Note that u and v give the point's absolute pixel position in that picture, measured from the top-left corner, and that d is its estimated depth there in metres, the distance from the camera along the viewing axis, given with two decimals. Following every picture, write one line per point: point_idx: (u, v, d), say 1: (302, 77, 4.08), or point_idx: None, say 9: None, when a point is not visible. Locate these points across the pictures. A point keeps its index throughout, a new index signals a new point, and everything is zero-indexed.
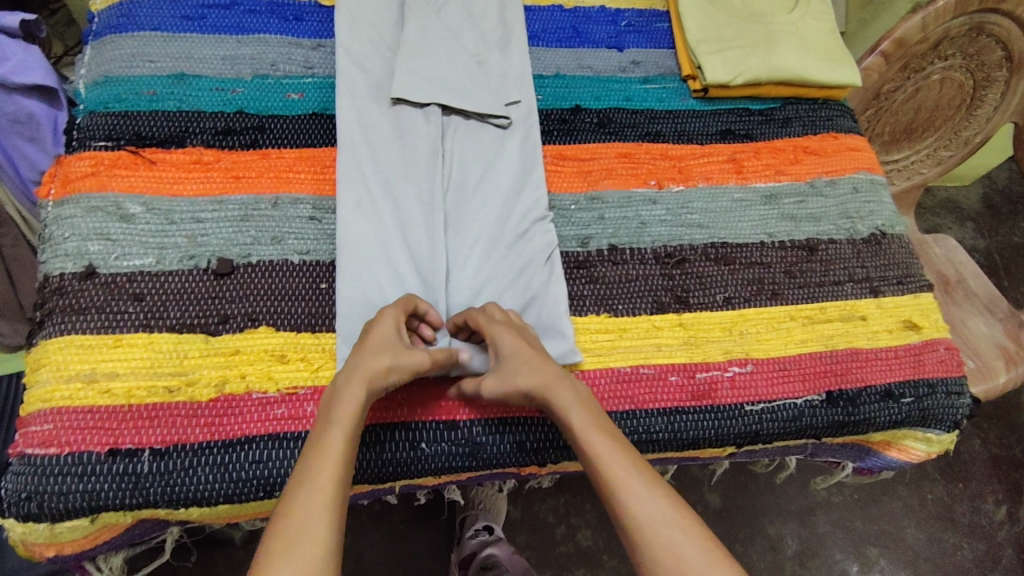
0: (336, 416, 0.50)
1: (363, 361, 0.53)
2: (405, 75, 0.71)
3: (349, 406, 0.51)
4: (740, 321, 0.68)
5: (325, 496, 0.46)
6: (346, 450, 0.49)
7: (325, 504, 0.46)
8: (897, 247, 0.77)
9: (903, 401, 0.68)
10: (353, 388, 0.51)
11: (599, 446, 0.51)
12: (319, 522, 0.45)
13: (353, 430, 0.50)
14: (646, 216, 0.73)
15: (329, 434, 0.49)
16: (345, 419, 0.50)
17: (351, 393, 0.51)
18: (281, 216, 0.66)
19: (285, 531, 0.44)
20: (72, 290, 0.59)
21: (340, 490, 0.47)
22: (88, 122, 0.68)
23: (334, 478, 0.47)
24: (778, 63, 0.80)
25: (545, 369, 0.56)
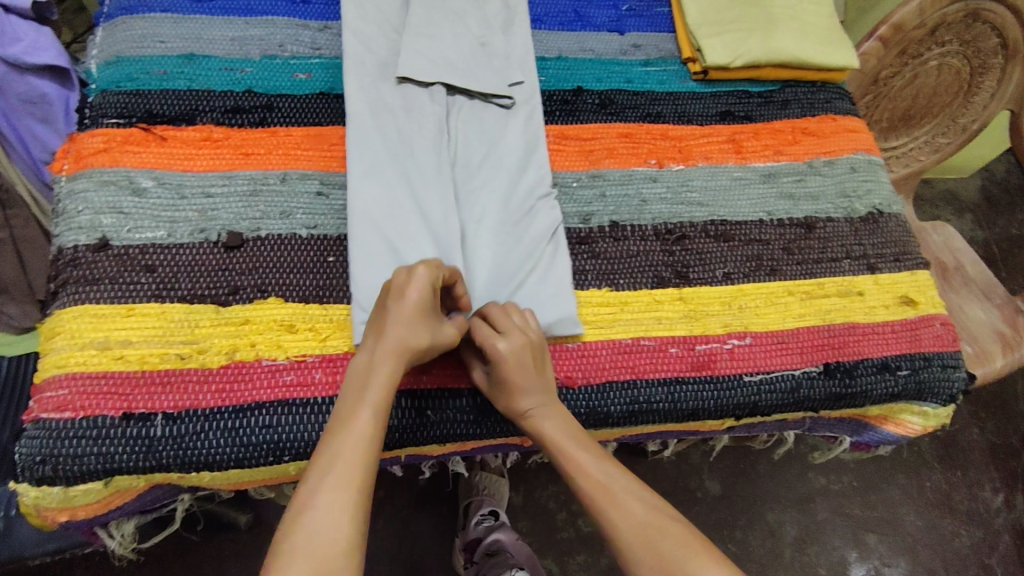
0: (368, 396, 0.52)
1: (395, 336, 0.54)
2: (411, 55, 0.73)
3: (378, 387, 0.53)
4: (740, 296, 0.70)
5: (349, 483, 0.49)
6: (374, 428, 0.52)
7: (349, 490, 0.49)
8: (893, 226, 0.78)
9: (900, 373, 0.69)
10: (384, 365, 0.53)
11: (581, 460, 0.56)
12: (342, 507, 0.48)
13: (381, 412, 0.52)
14: (647, 194, 0.74)
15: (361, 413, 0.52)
16: (375, 400, 0.52)
17: (386, 367, 0.53)
18: (289, 191, 0.67)
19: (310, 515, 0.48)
20: (85, 261, 0.61)
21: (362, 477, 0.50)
22: (99, 101, 0.69)
23: (355, 463, 0.50)
24: (777, 46, 0.81)
25: (538, 384, 0.58)
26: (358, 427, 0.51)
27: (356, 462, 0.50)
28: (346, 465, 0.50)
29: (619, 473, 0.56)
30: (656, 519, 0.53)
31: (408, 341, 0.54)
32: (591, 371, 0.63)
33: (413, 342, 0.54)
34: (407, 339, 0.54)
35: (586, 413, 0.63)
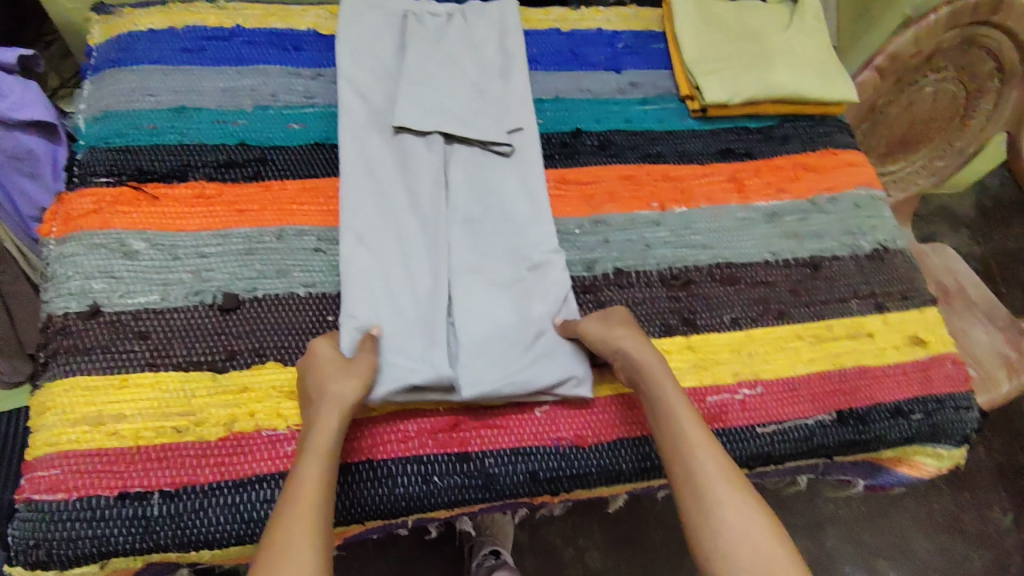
0: (311, 447, 0.51)
1: (326, 390, 0.54)
2: (406, 104, 0.72)
3: (325, 436, 0.52)
4: (749, 342, 0.68)
5: (305, 528, 0.48)
6: (324, 478, 0.51)
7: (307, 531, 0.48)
8: (899, 262, 0.77)
9: (914, 417, 0.68)
10: (326, 415, 0.53)
11: (681, 412, 0.56)
12: (301, 550, 0.47)
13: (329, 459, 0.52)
14: (651, 238, 0.73)
15: (305, 463, 0.51)
16: (320, 449, 0.52)
17: (326, 421, 0.53)
18: (286, 248, 0.65)
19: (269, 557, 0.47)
20: (76, 330, 0.59)
21: (319, 518, 0.49)
22: (88, 158, 0.67)
23: (312, 505, 0.49)
24: (776, 82, 0.80)
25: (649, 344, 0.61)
26: (308, 478, 0.50)
27: (307, 507, 0.49)
28: (299, 511, 0.48)
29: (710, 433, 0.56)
30: (731, 483, 0.53)
31: (323, 383, 0.55)
32: (601, 429, 0.62)
33: (326, 379, 0.55)
34: (318, 382, 0.55)
35: (597, 471, 0.61)
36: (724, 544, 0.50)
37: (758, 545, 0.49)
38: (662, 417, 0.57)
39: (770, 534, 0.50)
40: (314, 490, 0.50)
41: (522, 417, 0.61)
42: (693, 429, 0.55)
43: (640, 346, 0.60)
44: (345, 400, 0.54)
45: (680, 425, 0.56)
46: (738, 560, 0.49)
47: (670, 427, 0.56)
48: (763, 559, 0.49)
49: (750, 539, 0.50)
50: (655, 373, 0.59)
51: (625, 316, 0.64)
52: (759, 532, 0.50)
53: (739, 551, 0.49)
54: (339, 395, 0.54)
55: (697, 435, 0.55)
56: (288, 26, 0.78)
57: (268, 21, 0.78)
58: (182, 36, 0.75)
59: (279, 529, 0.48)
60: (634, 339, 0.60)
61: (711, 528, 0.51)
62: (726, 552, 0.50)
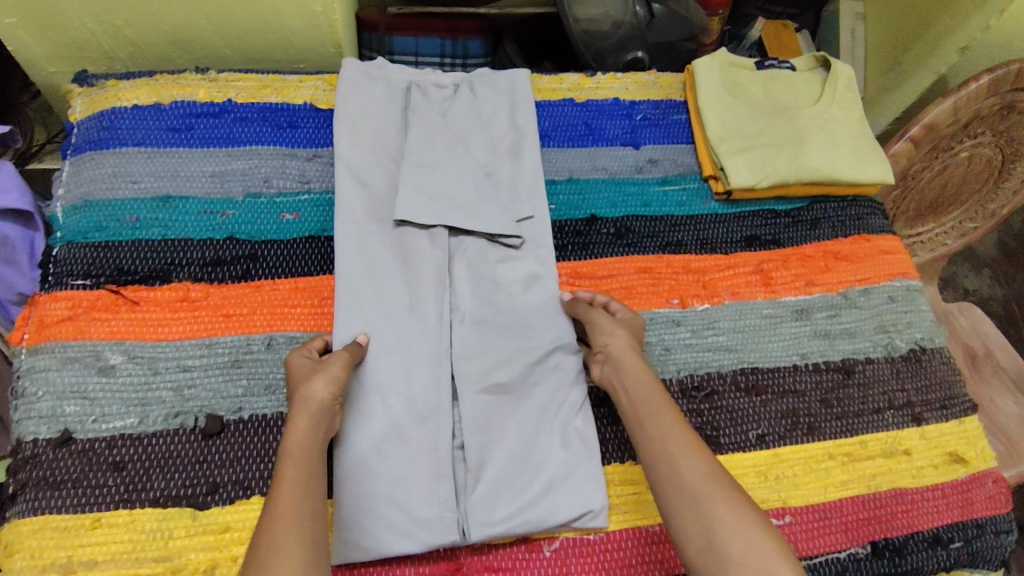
0: (287, 446, 0.49)
1: (299, 390, 0.53)
2: (409, 193, 0.67)
3: (298, 435, 0.50)
4: (777, 463, 0.63)
5: (291, 517, 0.45)
6: (303, 473, 0.48)
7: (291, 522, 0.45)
8: (937, 364, 0.72)
9: (952, 546, 0.63)
10: (299, 416, 0.51)
11: (664, 412, 0.54)
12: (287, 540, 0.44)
13: (309, 456, 0.49)
14: (670, 340, 0.68)
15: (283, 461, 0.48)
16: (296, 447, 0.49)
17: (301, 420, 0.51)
18: (276, 359, 0.60)
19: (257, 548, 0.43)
20: (46, 459, 0.54)
21: (302, 512, 0.46)
22: (64, 255, 0.62)
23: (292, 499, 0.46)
24: (808, 164, 0.75)
25: (630, 342, 0.60)
26: (284, 473, 0.47)
27: (290, 499, 0.46)
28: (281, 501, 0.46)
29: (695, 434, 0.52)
30: (719, 479, 0.49)
31: (296, 387, 0.53)
32: (615, 571, 0.56)
33: (300, 381, 0.54)
34: (291, 386, 0.54)
35: None
36: (715, 540, 0.46)
37: (752, 542, 0.45)
38: (643, 412, 0.55)
39: (765, 533, 0.46)
40: (294, 483, 0.47)
41: (529, 558, 0.56)
42: (678, 429, 0.52)
43: (629, 353, 0.59)
44: (315, 402, 0.52)
45: (661, 416, 0.54)
46: (730, 557, 0.45)
47: (654, 427, 0.53)
48: (757, 553, 0.45)
49: (736, 529, 0.46)
50: (636, 371, 0.57)
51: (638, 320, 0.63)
52: (749, 520, 0.46)
53: (731, 548, 0.45)
54: (310, 395, 0.52)
55: (681, 434, 0.52)
56: (283, 99, 0.73)
57: (262, 93, 0.73)
58: (169, 113, 0.70)
59: (263, 525, 0.45)
60: (624, 345, 0.59)
61: (700, 521, 0.47)
62: (716, 550, 0.46)
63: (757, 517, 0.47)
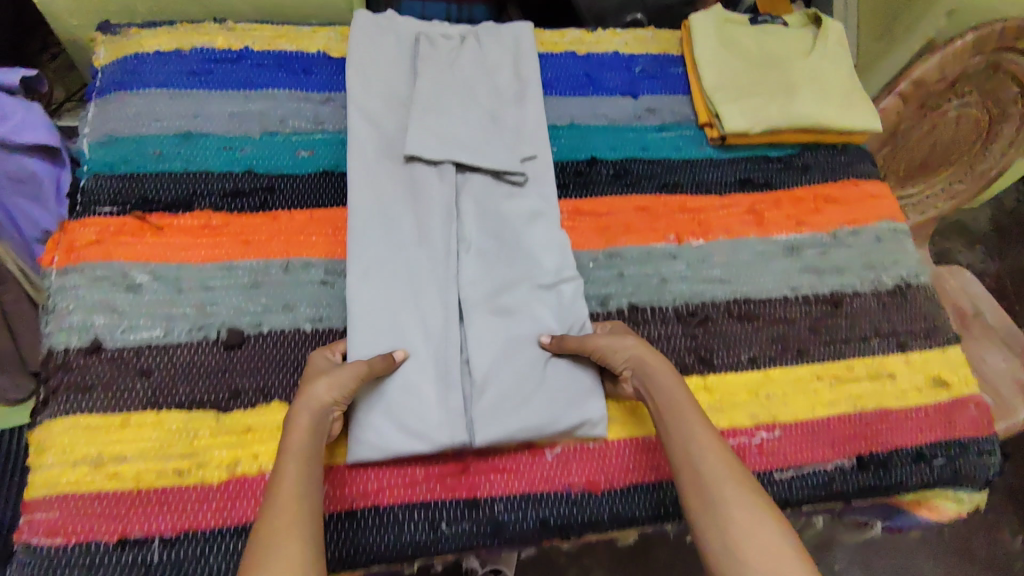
0: (288, 447, 0.50)
1: (304, 391, 0.53)
2: (419, 132, 0.70)
3: (300, 437, 0.51)
4: (767, 383, 0.67)
5: (291, 514, 0.46)
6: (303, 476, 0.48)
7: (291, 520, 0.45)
8: (922, 298, 0.75)
9: (935, 463, 0.67)
10: (301, 419, 0.52)
11: (691, 413, 0.54)
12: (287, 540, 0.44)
13: (309, 459, 0.50)
14: (667, 272, 0.71)
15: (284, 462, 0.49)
16: (297, 449, 0.50)
17: (303, 423, 0.51)
18: (292, 281, 0.64)
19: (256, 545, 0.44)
20: (77, 366, 0.58)
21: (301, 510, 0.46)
22: (92, 185, 0.66)
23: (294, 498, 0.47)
24: (798, 112, 0.78)
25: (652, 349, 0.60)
26: (285, 472, 0.48)
27: (291, 497, 0.47)
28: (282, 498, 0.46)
29: (720, 436, 0.52)
30: (739, 481, 0.49)
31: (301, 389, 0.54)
32: (613, 474, 0.60)
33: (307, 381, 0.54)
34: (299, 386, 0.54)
35: (610, 519, 0.59)
36: (731, 543, 0.46)
37: (769, 549, 0.45)
38: (670, 417, 0.54)
39: (782, 541, 0.46)
40: (295, 482, 0.48)
41: (532, 462, 0.59)
42: (704, 429, 0.52)
43: (651, 353, 0.59)
44: (317, 401, 0.53)
45: (688, 421, 0.53)
46: (745, 562, 0.45)
47: (679, 426, 0.53)
48: (772, 559, 0.45)
49: (755, 536, 0.46)
50: (664, 377, 0.57)
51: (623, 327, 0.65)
52: (767, 528, 0.47)
53: (748, 553, 0.45)
54: (313, 396, 0.53)
55: (707, 438, 0.52)
56: (298, 48, 0.77)
57: (278, 42, 0.77)
58: (190, 58, 0.74)
59: (263, 519, 0.45)
60: (643, 348, 0.59)
61: (718, 526, 0.47)
62: (731, 553, 0.46)
63: (777, 523, 0.47)
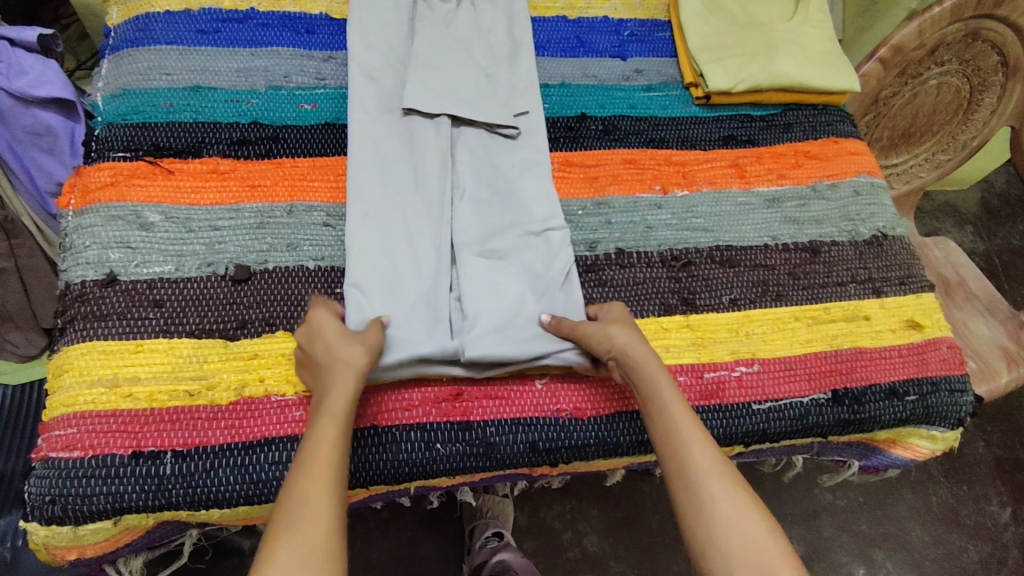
0: (326, 408, 0.52)
1: (342, 355, 0.55)
2: (417, 87, 0.74)
3: (338, 397, 0.53)
4: (746, 322, 0.70)
5: (324, 482, 0.49)
6: (338, 439, 0.51)
7: (324, 488, 0.48)
8: (898, 248, 0.78)
9: (907, 399, 0.70)
10: (341, 380, 0.53)
11: (676, 409, 0.56)
12: (319, 508, 0.47)
13: (342, 422, 0.52)
14: (652, 221, 0.75)
15: (320, 425, 0.51)
16: (334, 412, 0.52)
17: (343, 385, 0.53)
18: (296, 223, 0.67)
19: (289, 512, 0.47)
20: (93, 296, 0.61)
21: (335, 476, 0.50)
22: (106, 134, 0.70)
23: (328, 464, 0.50)
24: (779, 70, 0.81)
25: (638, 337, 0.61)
26: (321, 434, 0.51)
27: (323, 466, 0.49)
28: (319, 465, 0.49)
29: (705, 432, 0.55)
30: (726, 476, 0.53)
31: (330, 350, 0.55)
32: (599, 402, 0.64)
33: (338, 346, 0.56)
34: (328, 348, 0.55)
35: (595, 443, 0.62)
36: (716, 537, 0.50)
37: (752, 541, 0.50)
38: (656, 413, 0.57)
39: (764, 529, 0.51)
40: (330, 447, 0.51)
41: (523, 389, 0.63)
42: (689, 425, 0.55)
43: (636, 342, 0.59)
44: (358, 367, 0.55)
45: (674, 417, 0.56)
46: (730, 555, 0.50)
47: (666, 423, 0.56)
48: (754, 550, 0.49)
49: (740, 528, 0.50)
50: (650, 370, 0.58)
51: (624, 312, 0.64)
52: (751, 519, 0.51)
53: (733, 545, 0.50)
54: (347, 359, 0.54)
55: (694, 435, 0.55)
56: (301, 9, 0.80)
57: (282, 4, 0.80)
58: (198, 18, 0.77)
59: (297, 485, 0.48)
60: (629, 336, 0.60)
61: (705, 521, 0.51)
62: (718, 546, 0.50)
63: (760, 516, 0.51)
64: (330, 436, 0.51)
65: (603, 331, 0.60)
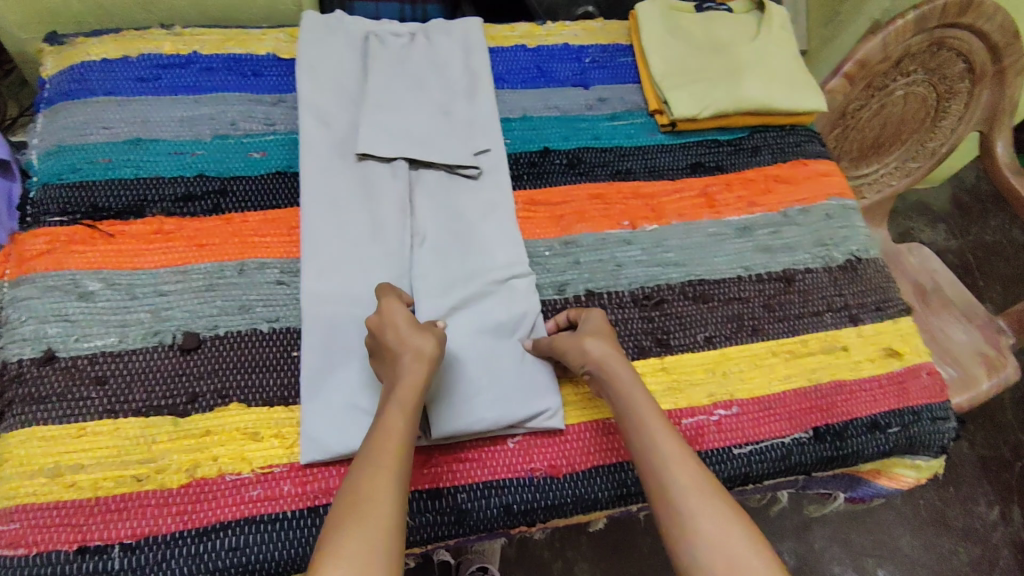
0: (397, 398, 0.53)
1: (412, 344, 0.56)
2: (370, 129, 0.71)
3: (409, 387, 0.54)
4: (723, 361, 0.68)
5: (389, 473, 0.49)
6: (406, 430, 0.52)
7: (390, 480, 0.48)
8: (872, 272, 0.77)
9: (890, 431, 0.68)
10: (411, 371, 0.54)
11: (653, 425, 0.55)
12: (384, 499, 0.47)
13: (411, 413, 0.53)
14: (622, 258, 0.72)
15: (389, 415, 0.52)
16: (404, 402, 0.53)
17: (413, 373, 0.54)
18: (248, 282, 0.64)
19: (354, 502, 0.47)
20: (31, 377, 0.57)
21: (402, 467, 0.50)
22: (41, 196, 0.66)
23: (395, 455, 0.50)
24: (744, 94, 0.79)
25: (618, 350, 0.60)
26: (391, 424, 0.52)
27: (390, 458, 0.49)
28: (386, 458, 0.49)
29: (685, 446, 0.53)
30: (707, 493, 0.50)
31: (402, 337, 0.56)
32: (575, 457, 0.61)
33: (410, 334, 0.56)
34: (400, 334, 0.56)
35: (572, 501, 0.60)
36: (698, 556, 0.47)
37: (737, 558, 0.47)
38: (634, 430, 0.55)
39: (747, 544, 0.47)
40: (398, 437, 0.51)
41: (494, 450, 0.60)
42: (667, 440, 0.53)
43: (613, 356, 0.59)
44: (427, 356, 0.56)
45: (650, 432, 0.54)
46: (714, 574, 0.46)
47: (642, 439, 0.54)
48: (737, 566, 0.46)
49: (721, 542, 0.47)
50: (625, 386, 0.57)
51: (603, 321, 0.64)
52: (732, 535, 0.48)
53: (715, 563, 0.47)
54: (421, 348, 0.56)
55: (671, 449, 0.53)
56: (246, 51, 0.77)
57: (226, 45, 0.76)
58: (137, 65, 0.73)
59: (363, 475, 0.48)
60: (607, 351, 0.59)
61: (684, 538, 0.49)
62: (701, 564, 0.47)
63: (745, 532, 0.48)
64: (398, 426, 0.51)
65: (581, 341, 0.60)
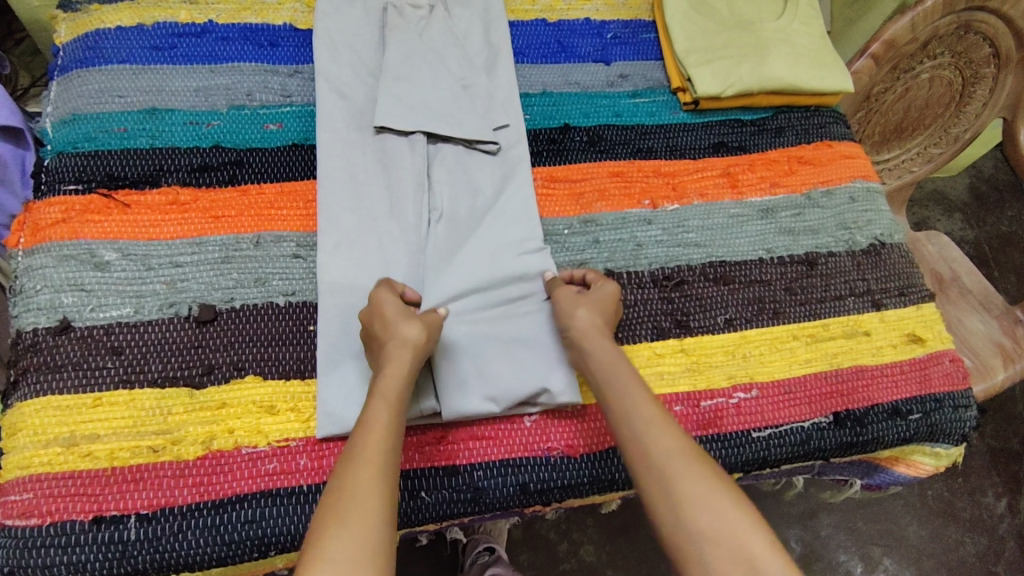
0: (379, 389, 0.52)
1: (397, 332, 0.54)
2: (387, 102, 0.69)
3: (393, 378, 0.53)
4: (743, 344, 0.67)
5: (372, 468, 0.47)
6: (392, 422, 0.51)
7: (374, 475, 0.47)
8: (896, 257, 0.75)
9: (911, 418, 0.67)
10: (396, 359, 0.53)
11: (633, 391, 0.54)
12: (370, 496, 0.46)
13: (396, 404, 0.52)
14: (642, 238, 0.71)
15: (373, 407, 0.51)
16: (387, 393, 0.52)
17: (399, 363, 0.53)
18: (264, 256, 0.63)
19: (337, 500, 0.46)
20: (47, 346, 0.57)
21: (387, 462, 0.48)
22: (56, 164, 0.65)
23: (380, 449, 0.49)
24: (769, 72, 0.77)
25: (599, 319, 0.59)
26: (376, 416, 0.50)
27: (374, 451, 0.48)
28: (368, 453, 0.48)
29: (666, 414, 0.53)
30: (689, 457, 0.50)
31: (390, 325, 0.55)
32: (593, 437, 0.60)
33: (395, 321, 0.55)
34: (385, 322, 0.55)
35: (589, 481, 0.59)
36: (683, 517, 0.47)
37: (722, 518, 0.47)
38: (614, 398, 0.54)
39: (733, 504, 0.47)
40: (382, 429, 0.50)
41: (511, 428, 0.60)
42: (647, 407, 0.53)
43: (595, 327, 0.58)
44: (414, 343, 0.54)
45: (631, 400, 0.54)
46: (699, 535, 0.47)
47: (622, 407, 0.54)
48: (724, 525, 0.46)
49: (706, 504, 0.47)
50: (606, 355, 0.57)
51: (613, 297, 0.62)
52: (719, 497, 0.48)
53: (701, 525, 0.47)
54: (407, 336, 0.54)
55: (651, 415, 0.52)
56: (263, 20, 0.75)
57: (242, 15, 0.75)
58: (152, 33, 0.72)
59: (347, 470, 0.47)
60: (591, 321, 0.59)
61: (670, 502, 0.48)
62: (686, 525, 0.47)
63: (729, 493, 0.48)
64: (383, 418, 0.50)
65: (569, 310, 0.60)
